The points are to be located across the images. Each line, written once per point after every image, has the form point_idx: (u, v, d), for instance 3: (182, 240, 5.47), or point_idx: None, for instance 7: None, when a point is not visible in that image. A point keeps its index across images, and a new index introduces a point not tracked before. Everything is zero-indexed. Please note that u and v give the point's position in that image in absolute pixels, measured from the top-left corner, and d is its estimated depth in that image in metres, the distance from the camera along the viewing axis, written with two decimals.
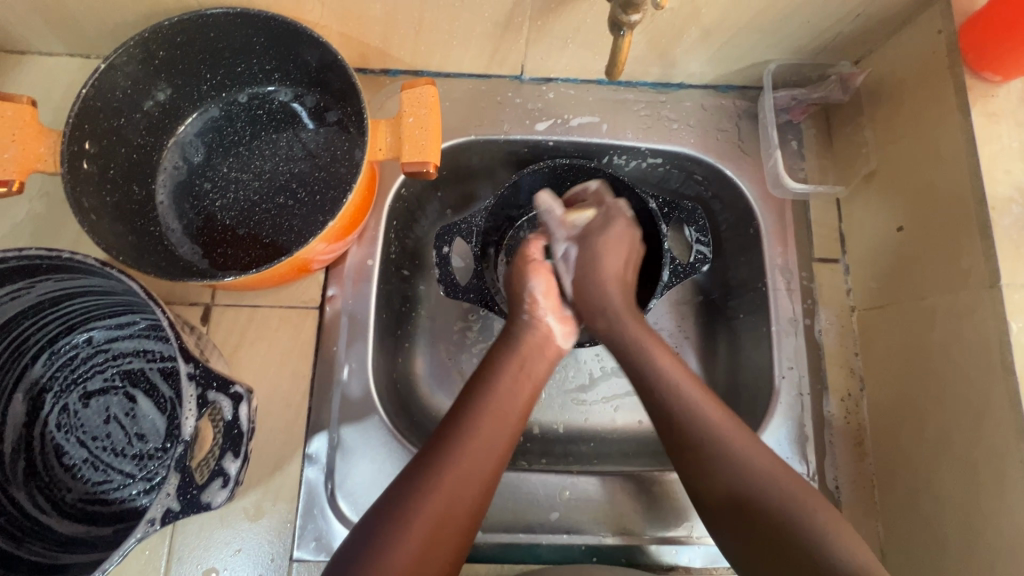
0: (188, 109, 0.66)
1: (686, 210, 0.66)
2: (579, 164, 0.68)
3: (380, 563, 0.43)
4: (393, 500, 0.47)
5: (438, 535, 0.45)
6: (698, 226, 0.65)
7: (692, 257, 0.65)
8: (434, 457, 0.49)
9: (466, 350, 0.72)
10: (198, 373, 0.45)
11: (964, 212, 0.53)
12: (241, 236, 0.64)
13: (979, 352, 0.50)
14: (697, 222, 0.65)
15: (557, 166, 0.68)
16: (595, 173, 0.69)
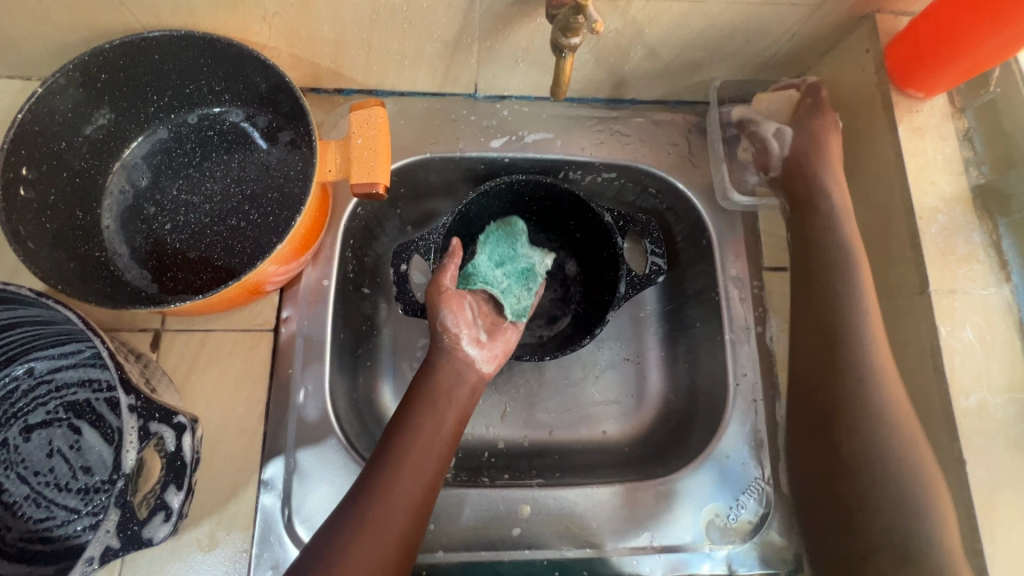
0: (134, 131, 0.65)
1: (641, 222, 0.68)
2: (536, 180, 0.69)
3: None
4: (332, 528, 0.49)
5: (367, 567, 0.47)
6: (653, 238, 0.67)
7: (648, 267, 0.66)
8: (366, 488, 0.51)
9: None
10: (140, 405, 0.44)
11: (896, 221, 0.55)
12: (192, 259, 0.62)
13: (914, 355, 0.52)
14: (652, 235, 0.67)
15: (515, 182, 0.69)
16: (550, 188, 0.70)
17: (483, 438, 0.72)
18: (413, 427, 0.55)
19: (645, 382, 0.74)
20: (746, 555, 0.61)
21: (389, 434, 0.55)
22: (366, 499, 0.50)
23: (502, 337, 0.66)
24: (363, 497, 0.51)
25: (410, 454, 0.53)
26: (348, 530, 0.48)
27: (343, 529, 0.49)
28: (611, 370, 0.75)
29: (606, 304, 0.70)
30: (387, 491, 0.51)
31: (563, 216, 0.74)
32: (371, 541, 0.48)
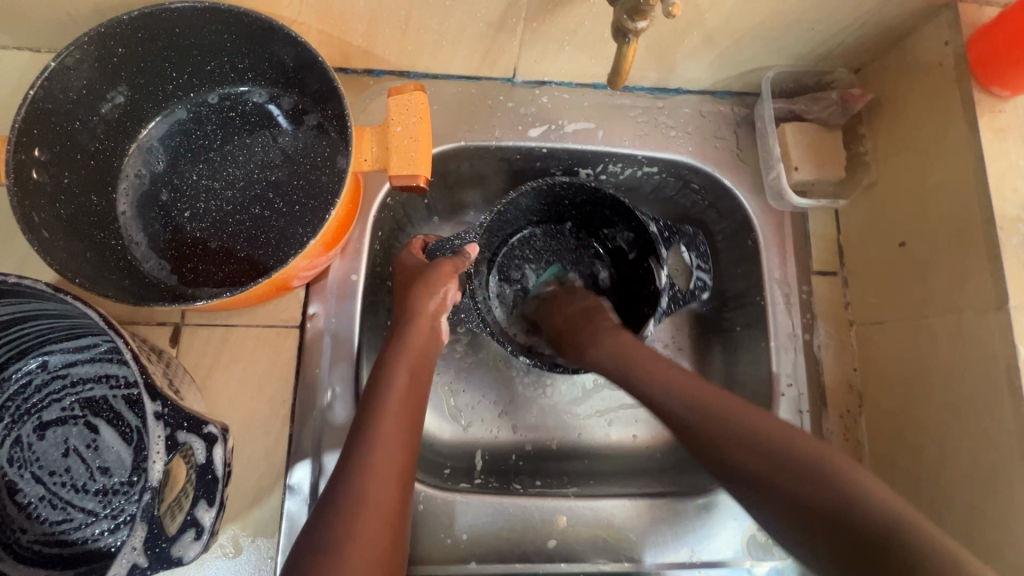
0: (151, 111, 0.61)
1: (687, 232, 0.66)
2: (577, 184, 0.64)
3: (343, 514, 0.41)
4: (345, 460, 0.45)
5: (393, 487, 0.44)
6: (698, 251, 0.66)
7: (693, 284, 0.65)
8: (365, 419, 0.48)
9: (455, 365, 0.71)
10: (167, 413, 0.41)
11: (971, 230, 0.52)
12: (213, 250, 0.59)
13: (986, 375, 0.49)
14: (697, 247, 0.66)
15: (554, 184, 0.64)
16: (593, 193, 0.65)
17: (511, 440, 0.70)
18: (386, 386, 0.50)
19: None
20: (788, 572, 0.59)
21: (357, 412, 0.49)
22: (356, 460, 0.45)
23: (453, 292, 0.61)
24: (349, 464, 0.45)
25: (389, 413, 0.48)
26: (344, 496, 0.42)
27: (337, 493, 0.43)
28: None
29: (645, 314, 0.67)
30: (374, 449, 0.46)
31: (602, 220, 0.69)
32: (374, 501, 0.43)
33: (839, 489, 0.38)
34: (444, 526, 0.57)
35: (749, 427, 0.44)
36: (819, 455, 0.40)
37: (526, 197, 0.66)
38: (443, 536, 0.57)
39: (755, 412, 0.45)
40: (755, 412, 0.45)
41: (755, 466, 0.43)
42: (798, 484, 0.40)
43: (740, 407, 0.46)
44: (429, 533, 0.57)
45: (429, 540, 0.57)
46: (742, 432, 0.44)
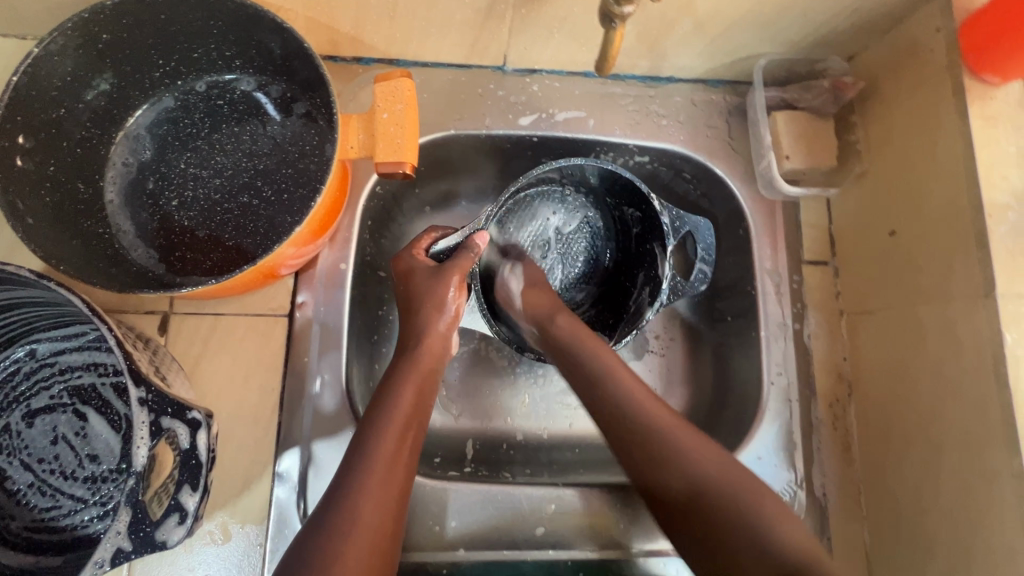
0: (139, 99, 0.60)
1: (696, 223, 0.61)
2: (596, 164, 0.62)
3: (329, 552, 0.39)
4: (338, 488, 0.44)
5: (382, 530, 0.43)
6: (706, 245, 0.60)
7: (693, 276, 0.61)
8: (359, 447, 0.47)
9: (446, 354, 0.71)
10: (151, 398, 0.41)
11: (959, 218, 0.51)
12: (202, 238, 0.59)
13: (973, 363, 0.49)
14: (704, 240, 0.60)
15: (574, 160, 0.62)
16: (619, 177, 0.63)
17: (502, 430, 0.70)
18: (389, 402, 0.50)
19: (671, 376, 0.72)
20: None
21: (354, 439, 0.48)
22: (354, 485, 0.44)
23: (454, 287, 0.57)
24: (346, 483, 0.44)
25: (389, 429, 0.48)
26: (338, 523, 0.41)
27: (342, 496, 0.43)
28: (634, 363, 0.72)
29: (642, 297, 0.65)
30: (371, 473, 0.45)
31: (620, 208, 0.67)
32: (367, 519, 0.42)
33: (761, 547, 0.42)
34: (432, 514, 0.57)
35: (707, 482, 0.46)
36: (760, 514, 0.44)
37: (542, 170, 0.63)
38: (431, 524, 0.57)
39: (706, 453, 0.48)
40: (711, 461, 0.47)
41: (706, 517, 0.45)
42: (740, 541, 0.43)
43: (700, 448, 0.48)
44: (417, 521, 0.57)
45: (416, 528, 0.57)
46: (688, 477, 0.47)
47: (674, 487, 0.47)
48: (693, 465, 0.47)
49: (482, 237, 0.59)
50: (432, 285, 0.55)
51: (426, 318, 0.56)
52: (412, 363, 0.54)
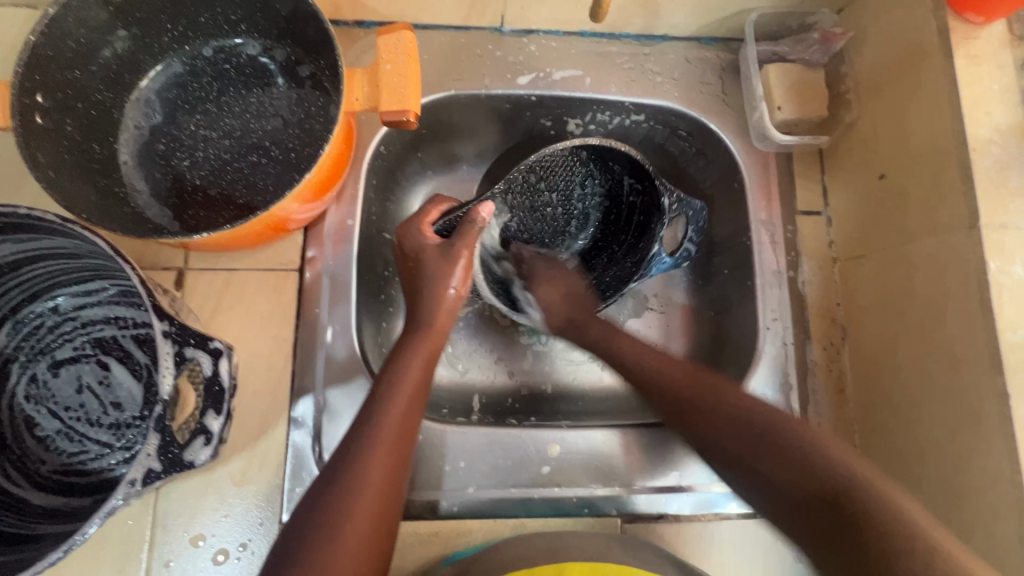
0: (149, 63, 0.62)
1: (695, 209, 0.64)
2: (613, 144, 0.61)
3: (325, 534, 0.42)
4: (342, 465, 0.46)
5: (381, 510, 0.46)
6: (697, 227, 0.65)
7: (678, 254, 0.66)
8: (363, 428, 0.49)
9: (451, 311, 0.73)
10: (174, 331, 0.43)
11: (945, 155, 0.53)
12: (213, 197, 0.61)
13: (959, 293, 0.51)
14: (697, 223, 0.65)
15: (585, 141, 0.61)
16: (632, 162, 0.63)
17: (507, 384, 0.72)
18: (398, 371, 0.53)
19: (670, 329, 0.74)
20: None
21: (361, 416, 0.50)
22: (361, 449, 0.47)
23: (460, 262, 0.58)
24: (353, 453, 0.47)
25: (398, 397, 0.51)
26: (347, 480, 0.45)
27: (345, 472, 0.46)
28: (634, 317, 0.74)
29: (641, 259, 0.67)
30: (378, 439, 0.48)
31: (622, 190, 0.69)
32: (367, 498, 0.45)
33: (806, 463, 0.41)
34: (442, 456, 0.60)
35: (742, 418, 0.46)
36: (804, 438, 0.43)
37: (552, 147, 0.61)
38: (441, 465, 0.60)
39: (753, 408, 0.47)
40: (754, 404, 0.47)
41: (746, 444, 0.45)
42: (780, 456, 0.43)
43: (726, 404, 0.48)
44: (427, 463, 0.59)
45: (427, 468, 0.59)
46: (727, 415, 0.47)
47: (706, 424, 0.48)
48: (732, 408, 0.47)
49: (488, 207, 0.58)
50: (438, 263, 0.57)
51: (433, 295, 0.58)
52: (423, 332, 0.57)
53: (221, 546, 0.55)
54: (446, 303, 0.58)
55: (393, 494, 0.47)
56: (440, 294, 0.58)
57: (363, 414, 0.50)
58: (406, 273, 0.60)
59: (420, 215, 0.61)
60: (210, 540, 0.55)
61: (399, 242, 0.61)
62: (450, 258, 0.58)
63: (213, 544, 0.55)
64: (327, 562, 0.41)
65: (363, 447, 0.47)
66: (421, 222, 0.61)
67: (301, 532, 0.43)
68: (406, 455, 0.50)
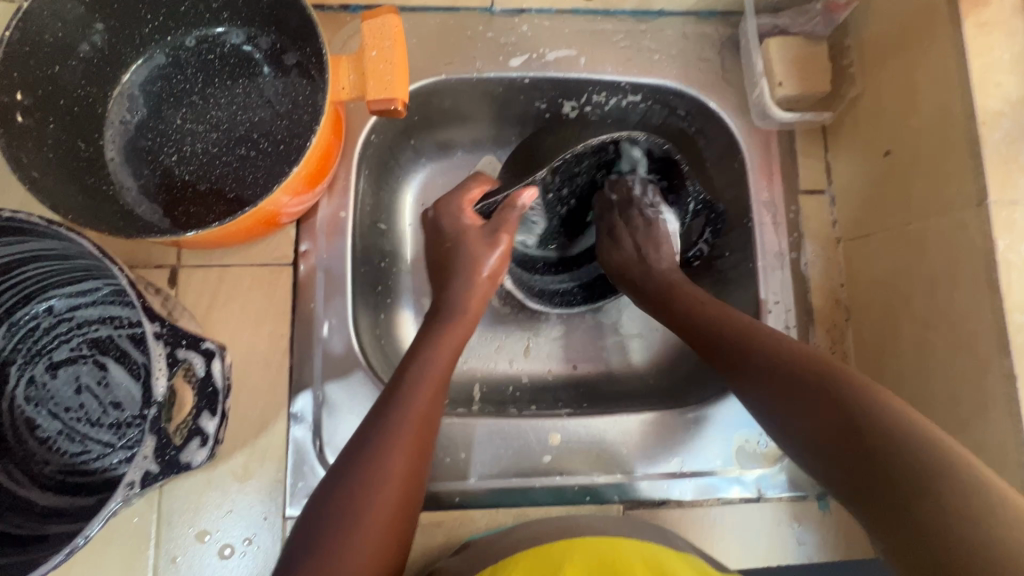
0: (131, 55, 0.61)
1: (717, 211, 0.69)
2: (653, 140, 0.65)
3: (349, 526, 0.43)
4: (359, 455, 0.46)
5: (404, 500, 0.46)
6: (715, 228, 0.70)
7: (691, 252, 0.71)
8: (386, 417, 0.48)
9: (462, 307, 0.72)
10: (166, 332, 0.43)
11: (953, 130, 0.51)
12: (203, 192, 0.60)
13: (965, 274, 0.50)
14: (717, 225, 0.70)
15: (632, 135, 0.65)
16: (671, 163, 0.68)
17: (509, 372, 0.71)
18: (426, 358, 0.52)
19: None
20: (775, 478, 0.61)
21: (380, 404, 0.49)
22: (384, 435, 0.47)
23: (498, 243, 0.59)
24: (375, 443, 0.46)
25: (424, 384, 0.50)
26: (369, 468, 0.45)
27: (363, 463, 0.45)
28: (634, 303, 0.73)
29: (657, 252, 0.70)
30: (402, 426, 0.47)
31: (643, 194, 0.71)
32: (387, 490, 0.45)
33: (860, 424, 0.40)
34: (443, 447, 0.60)
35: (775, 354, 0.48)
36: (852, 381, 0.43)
37: (600, 140, 0.65)
38: (443, 456, 0.60)
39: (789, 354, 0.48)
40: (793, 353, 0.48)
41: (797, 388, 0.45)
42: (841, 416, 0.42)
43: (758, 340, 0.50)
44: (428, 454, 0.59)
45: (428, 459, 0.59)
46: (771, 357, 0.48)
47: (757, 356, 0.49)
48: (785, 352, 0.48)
49: (530, 192, 0.58)
50: (477, 247, 0.58)
51: (466, 280, 0.57)
52: (454, 318, 0.56)
53: (226, 540, 0.56)
54: (478, 288, 0.58)
55: (415, 484, 0.47)
56: (471, 278, 0.57)
57: (384, 399, 0.50)
58: (441, 254, 0.60)
59: (461, 192, 0.61)
60: (215, 535, 0.56)
61: (435, 217, 0.61)
62: (489, 244, 0.58)
63: (218, 539, 0.56)
64: (349, 542, 0.42)
65: (386, 432, 0.47)
66: (463, 200, 0.61)
67: (315, 523, 0.43)
68: (429, 443, 0.49)
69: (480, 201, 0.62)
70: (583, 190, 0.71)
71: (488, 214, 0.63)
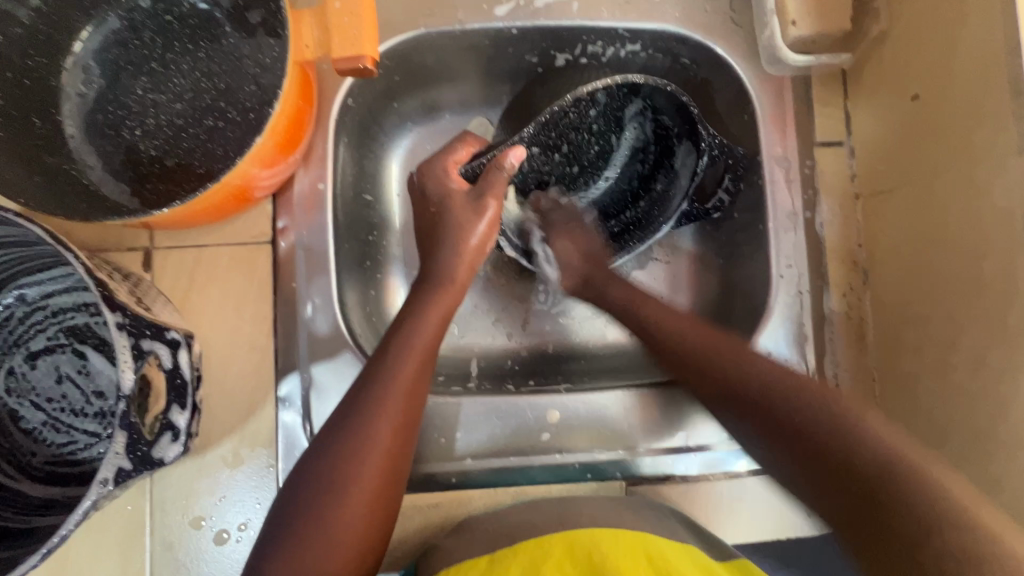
0: (82, 20, 0.56)
1: (736, 155, 0.60)
2: (658, 82, 0.55)
3: (328, 502, 0.41)
4: (336, 430, 0.44)
5: (388, 477, 0.44)
6: (735, 175, 0.61)
7: (710, 204, 0.63)
8: (367, 391, 0.45)
9: (491, 295, 0.69)
10: (128, 323, 0.41)
11: (994, 68, 0.45)
12: (171, 168, 0.56)
13: (1003, 231, 0.45)
14: (736, 171, 0.61)
15: (630, 79, 0.54)
16: (681, 111, 0.58)
17: (506, 346, 0.68)
18: (410, 327, 0.49)
19: (678, 281, 0.68)
20: None
21: (361, 376, 0.47)
22: (364, 409, 0.44)
23: (485, 207, 0.54)
24: (354, 416, 0.44)
25: (410, 355, 0.47)
26: (349, 443, 0.43)
27: (340, 439, 0.43)
28: (638, 270, 0.69)
29: (669, 201, 0.63)
30: (385, 401, 0.45)
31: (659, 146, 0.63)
32: (368, 470, 0.43)
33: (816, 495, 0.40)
34: (437, 427, 0.58)
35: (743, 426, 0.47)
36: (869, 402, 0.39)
37: (586, 89, 0.55)
38: (437, 437, 0.58)
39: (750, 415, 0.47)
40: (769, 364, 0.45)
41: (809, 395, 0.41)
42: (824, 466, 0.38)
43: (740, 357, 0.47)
44: (423, 435, 0.58)
45: (421, 440, 0.57)
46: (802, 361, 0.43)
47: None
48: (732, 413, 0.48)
49: (516, 152, 0.54)
50: (463, 214, 0.54)
51: (453, 249, 0.54)
52: (441, 287, 0.53)
53: (222, 526, 0.55)
54: (467, 256, 0.54)
55: (401, 460, 0.45)
56: (459, 250, 0.54)
57: (367, 371, 0.47)
58: (423, 220, 0.56)
59: (446, 154, 0.57)
60: (210, 522, 0.55)
61: (420, 181, 0.57)
62: (475, 210, 0.54)
63: (214, 525, 0.55)
64: (332, 515, 0.41)
65: (368, 406, 0.44)
66: (447, 160, 0.57)
67: (291, 501, 0.42)
68: (417, 416, 0.47)
69: (465, 164, 0.57)
70: (583, 137, 0.63)
71: (475, 175, 0.57)
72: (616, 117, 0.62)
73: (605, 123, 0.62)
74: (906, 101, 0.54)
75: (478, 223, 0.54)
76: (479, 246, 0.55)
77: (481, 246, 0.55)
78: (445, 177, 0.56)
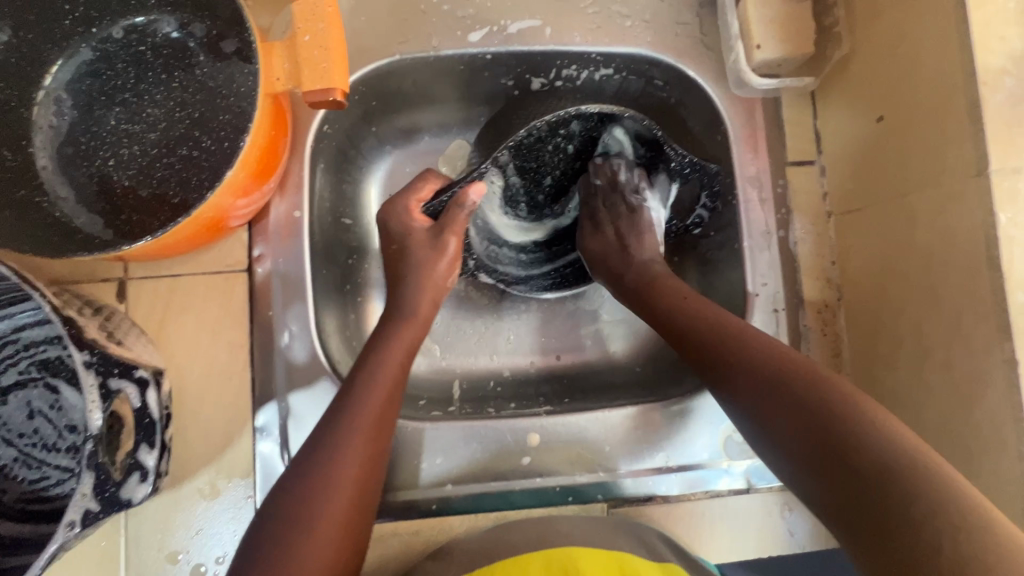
0: (52, 52, 0.56)
1: (709, 172, 0.58)
2: (621, 113, 0.55)
3: (291, 540, 0.40)
4: (301, 467, 0.43)
5: (353, 514, 0.43)
6: (712, 193, 0.60)
7: (690, 220, 0.64)
8: (334, 426, 0.45)
9: (474, 314, 0.69)
10: (97, 361, 0.41)
11: (952, 92, 0.46)
12: (145, 198, 0.56)
13: (965, 251, 0.46)
14: (712, 189, 0.60)
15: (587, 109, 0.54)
16: (652, 142, 0.59)
17: (487, 365, 0.68)
18: (377, 361, 0.49)
19: None
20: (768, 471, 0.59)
21: (328, 412, 0.47)
22: (328, 445, 0.44)
23: (445, 245, 0.55)
24: (320, 451, 0.44)
25: (377, 387, 0.48)
26: (317, 475, 0.43)
27: (311, 473, 0.43)
28: None
29: None
30: (353, 434, 0.45)
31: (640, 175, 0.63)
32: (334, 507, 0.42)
33: (852, 452, 0.37)
34: (416, 454, 0.58)
35: (816, 385, 0.41)
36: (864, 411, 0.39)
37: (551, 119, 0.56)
38: (415, 462, 0.57)
39: (793, 362, 0.44)
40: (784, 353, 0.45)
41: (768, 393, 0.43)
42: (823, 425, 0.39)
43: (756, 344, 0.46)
44: (401, 461, 0.57)
45: (399, 467, 0.57)
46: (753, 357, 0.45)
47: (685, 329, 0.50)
48: (768, 376, 0.44)
49: (476, 189, 0.53)
50: (423, 252, 0.54)
51: (421, 280, 0.54)
52: (409, 318, 0.53)
53: (200, 560, 0.54)
54: (430, 291, 0.54)
55: (367, 496, 0.45)
56: (428, 280, 0.54)
57: (335, 404, 0.47)
58: (388, 258, 0.57)
59: (409, 192, 0.57)
60: (185, 556, 0.54)
61: (384, 217, 0.57)
62: (436, 249, 0.55)
63: (190, 560, 0.54)
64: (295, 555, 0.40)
65: (334, 439, 0.44)
66: (410, 198, 0.56)
67: (254, 541, 0.41)
68: (383, 450, 0.47)
69: (429, 200, 0.57)
70: (560, 165, 0.64)
71: (437, 213, 0.57)
72: (592, 138, 0.62)
73: (582, 147, 0.62)
74: (872, 122, 0.55)
75: (439, 264, 0.55)
76: (439, 287, 0.55)
77: (446, 284, 0.56)
78: (409, 217, 0.56)
